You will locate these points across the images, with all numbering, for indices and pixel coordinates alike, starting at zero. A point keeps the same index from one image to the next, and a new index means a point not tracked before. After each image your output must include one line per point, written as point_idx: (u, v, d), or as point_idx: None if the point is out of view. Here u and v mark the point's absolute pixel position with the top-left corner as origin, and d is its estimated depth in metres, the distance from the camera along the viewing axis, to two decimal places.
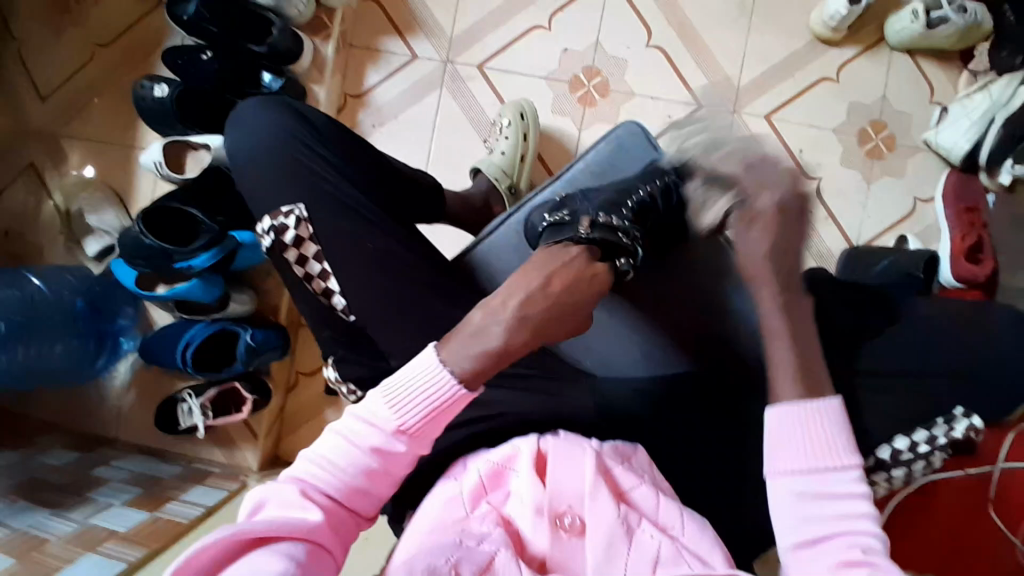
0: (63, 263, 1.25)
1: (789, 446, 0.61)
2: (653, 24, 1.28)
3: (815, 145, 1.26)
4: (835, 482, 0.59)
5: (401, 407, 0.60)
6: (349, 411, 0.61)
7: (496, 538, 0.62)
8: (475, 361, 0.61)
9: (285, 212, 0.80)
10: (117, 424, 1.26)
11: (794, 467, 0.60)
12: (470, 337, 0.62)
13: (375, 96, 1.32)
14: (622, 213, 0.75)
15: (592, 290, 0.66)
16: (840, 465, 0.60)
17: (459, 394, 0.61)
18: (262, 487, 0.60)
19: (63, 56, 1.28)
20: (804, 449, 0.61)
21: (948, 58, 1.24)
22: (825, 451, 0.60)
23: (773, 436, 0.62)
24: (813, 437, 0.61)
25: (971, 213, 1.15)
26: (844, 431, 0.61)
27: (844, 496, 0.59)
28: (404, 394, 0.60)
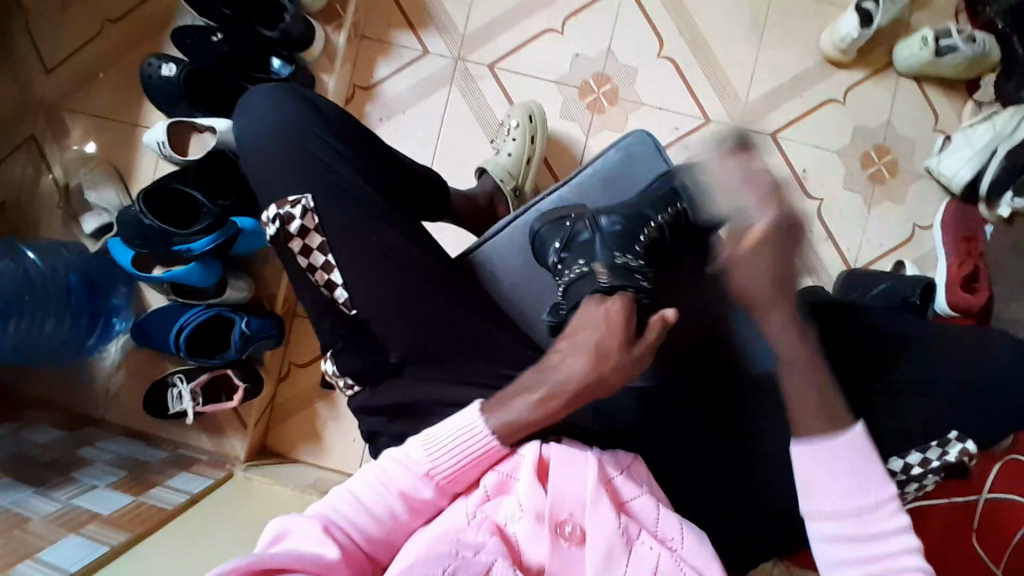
0: (58, 238, 1.23)
1: (825, 488, 0.62)
2: (666, 35, 1.28)
3: (819, 166, 1.27)
4: (874, 518, 0.61)
5: (436, 453, 0.68)
6: (388, 455, 0.69)
7: (494, 548, 0.62)
8: (510, 421, 0.68)
9: (292, 202, 0.79)
10: (104, 404, 1.24)
11: (829, 510, 0.62)
12: (509, 401, 0.69)
13: (383, 89, 1.31)
14: (635, 252, 0.78)
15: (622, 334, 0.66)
16: (877, 502, 0.62)
17: (492, 448, 0.68)
18: (283, 518, 0.63)
19: (71, 30, 1.26)
20: (840, 488, 0.62)
21: (954, 87, 1.25)
22: (862, 490, 0.62)
23: (805, 481, 0.63)
24: (848, 478, 0.62)
25: (969, 242, 1.16)
26: (874, 467, 0.62)
27: (885, 535, 0.61)
28: (442, 440, 0.69)
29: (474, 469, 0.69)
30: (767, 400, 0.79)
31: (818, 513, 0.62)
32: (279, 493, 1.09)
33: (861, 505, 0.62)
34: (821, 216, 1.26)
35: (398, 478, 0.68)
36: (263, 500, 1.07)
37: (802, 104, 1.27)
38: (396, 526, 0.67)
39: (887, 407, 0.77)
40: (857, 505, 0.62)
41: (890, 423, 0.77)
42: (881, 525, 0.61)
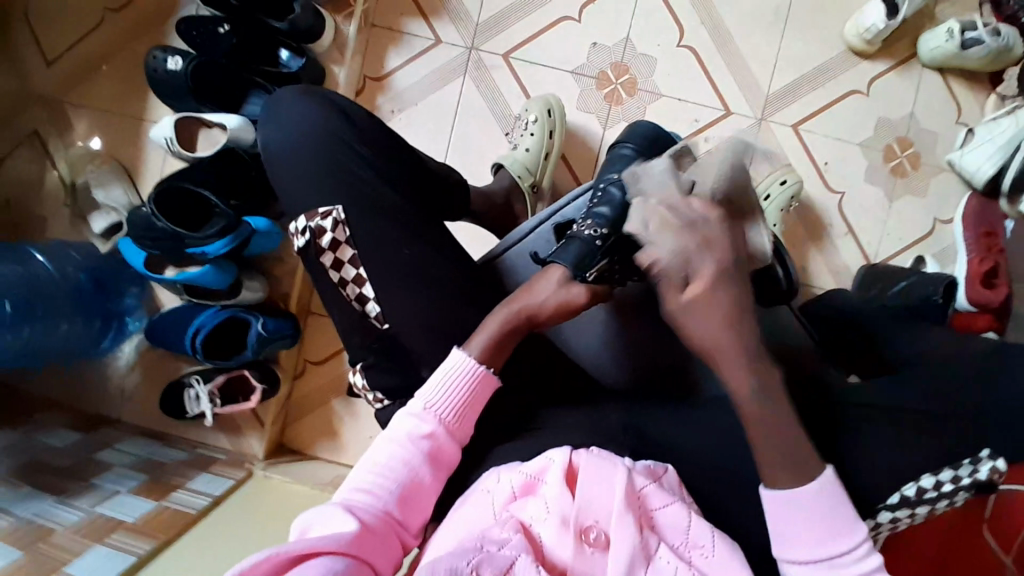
0: (68, 238, 1.20)
1: (794, 531, 0.63)
2: (686, 24, 1.25)
3: (841, 158, 1.25)
4: (845, 564, 0.62)
5: (432, 395, 0.72)
6: (399, 412, 0.73)
7: (518, 544, 0.62)
8: (481, 351, 0.74)
9: (323, 213, 0.77)
10: (120, 403, 1.23)
11: (806, 552, 0.62)
12: (478, 332, 0.76)
13: (395, 80, 1.27)
14: (605, 212, 0.78)
15: (553, 297, 0.77)
16: (847, 546, 0.62)
17: (475, 376, 0.73)
18: (308, 513, 0.66)
19: (69, 16, 1.21)
20: (807, 529, 0.63)
21: (978, 78, 1.22)
22: (829, 534, 0.62)
23: (777, 523, 0.64)
24: (815, 526, 0.63)
25: (988, 238, 1.15)
26: (843, 511, 0.63)
27: None
28: (431, 385, 0.73)
29: (473, 406, 0.74)
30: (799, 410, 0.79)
31: (789, 557, 0.63)
32: (300, 492, 1.09)
33: (828, 551, 0.62)
34: (842, 211, 1.25)
35: (404, 430, 0.71)
36: (282, 501, 1.06)
37: (826, 95, 1.24)
38: (419, 481, 0.69)
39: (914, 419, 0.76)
40: (822, 550, 0.62)
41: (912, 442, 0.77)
42: (850, 568, 0.62)
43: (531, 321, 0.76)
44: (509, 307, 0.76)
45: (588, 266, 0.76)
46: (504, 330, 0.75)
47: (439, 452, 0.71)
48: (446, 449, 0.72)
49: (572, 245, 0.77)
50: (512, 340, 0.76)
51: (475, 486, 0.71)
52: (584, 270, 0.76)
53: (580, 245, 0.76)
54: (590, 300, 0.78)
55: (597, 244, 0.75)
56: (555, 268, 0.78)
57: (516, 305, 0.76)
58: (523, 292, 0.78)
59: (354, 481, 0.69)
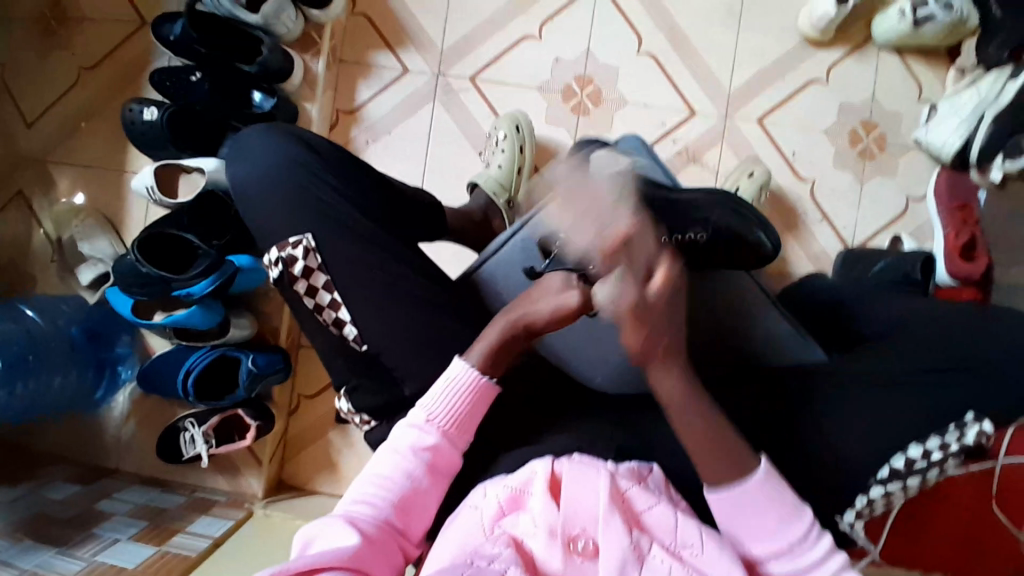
0: (58, 292, 1.23)
1: (741, 527, 0.67)
2: (643, 31, 1.28)
3: (808, 146, 1.27)
4: (796, 544, 0.66)
5: (432, 406, 0.73)
6: (400, 424, 0.73)
7: (509, 558, 0.62)
8: (482, 358, 0.74)
9: (293, 242, 0.80)
10: (118, 452, 1.23)
11: (755, 541, 0.66)
12: (478, 340, 0.76)
13: (367, 111, 1.30)
14: None
15: (554, 305, 0.75)
16: (795, 530, 0.66)
17: (478, 383, 0.73)
18: (310, 524, 0.67)
19: (48, 79, 1.26)
20: (755, 522, 0.66)
21: (935, 57, 1.25)
22: (776, 524, 0.66)
23: (724, 518, 0.68)
24: (762, 517, 0.66)
25: (963, 211, 1.16)
26: (784, 500, 0.66)
27: (813, 556, 0.66)
28: (432, 396, 0.73)
29: (474, 415, 0.74)
30: (781, 391, 0.79)
31: (747, 551, 0.67)
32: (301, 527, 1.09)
33: (779, 543, 0.66)
34: (815, 199, 1.26)
35: (405, 442, 0.71)
36: (284, 537, 1.06)
37: (787, 86, 1.27)
38: (420, 490, 0.70)
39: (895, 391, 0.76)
40: (771, 539, 0.66)
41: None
42: (803, 550, 0.66)
43: (531, 329, 0.76)
44: (503, 320, 0.76)
45: None
46: (506, 337, 0.75)
47: (440, 461, 0.72)
48: (447, 457, 0.72)
49: (571, 250, 0.78)
50: (514, 347, 0.75)
51: (463, 503, 0.70)
52: None
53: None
54: (589, 307, 0.75)
55: None
56: (559, 272, 0.77)
57: (511, 315, 0.76)
58: (517, 303, 0.77)
59: (357, 492, 0.69)
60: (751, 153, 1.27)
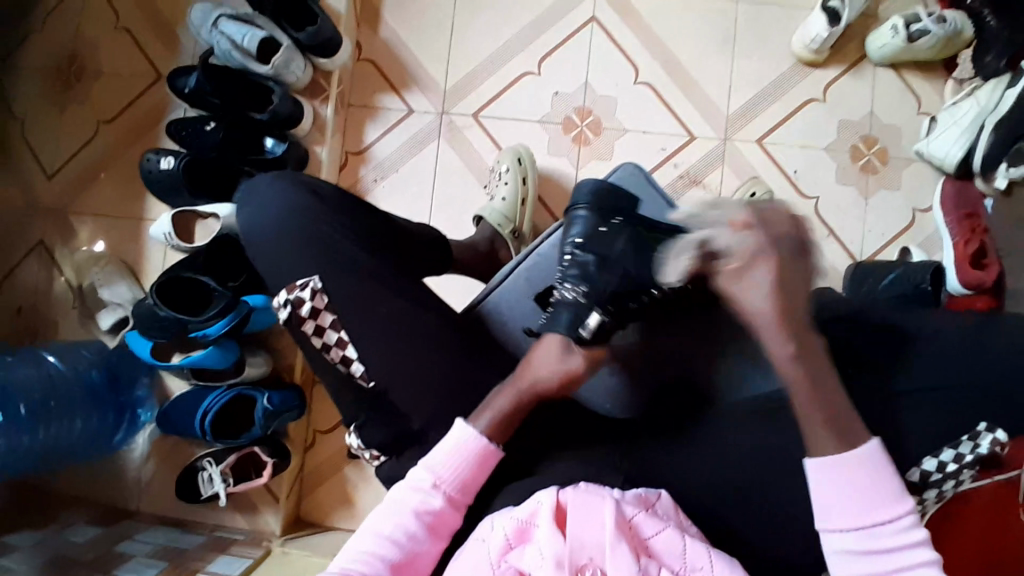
0: (80, 338, 1.26)
1: (837, 500, 0.64)
2: (639, 61, 1.32)
3: (809, 164, 1.28)
4: (891, 531, 0.63)
5: (435, 467, 0.73)
6: (401, 485, 0.73)
7: None
8: (489, 426, 0.74)
9: (301, 285, 0.82)
10: (138, 495, 1.25)
11: (847, 524, 0.64)
12: (483, 408, 0.76)
13: (374, 152, 1.34)
14: (578, 273, 0.82)
15: (555, 375, 0.77)
16: (893, 516, 0.63)
17: (484, 448, 0.74)
18: None
19: (67, 134, 1.33)
20: (850, 499, 0.64)
21: (932, 69, 1.26)
22: (875, 502, 0.63)
23: (820, 491, 0.65)
24: (867, 489, 0.64)
25: (971, 219, 1.15)
26: (891, 478, 0.64)
27: (906, 548, 0.63)
28: (437, 460, 0.73)
29: (479, 477, 0.74)
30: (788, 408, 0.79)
31: (833, 527, 0.65)
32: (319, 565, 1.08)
33: (874, 520, 0.63)
34: (820, 215, 1.27)
35: (408, 503, 0.72)
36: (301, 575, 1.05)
37: (783, 107, 1.29)
38: (418, 549, 0.70)
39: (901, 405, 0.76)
40: (869, 519, 0.63)
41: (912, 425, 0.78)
42: (897, 537, 0.63)
43: (537, 396, 0.77)
44: (512, 392, 0.76)
45: (582, 322, 0.78)
46: (511, 409, 0.76)
47: (441, 521, 0.72)
48: (448, 516, 0.72)
49: (562, 311, 0.80)
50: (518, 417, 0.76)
51: (469, 537, 0.70)
52: (580, 328, 0.78)
53: (569, 311, 0.80)
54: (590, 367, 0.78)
55: (581, 303, 0.80)
56: (553, 338, 0.79)
57: (519, 386, 0.76)
58: (523, 370, 0.78)
59: (357, 548, 0.69)
60: (753, 173, 1.28)
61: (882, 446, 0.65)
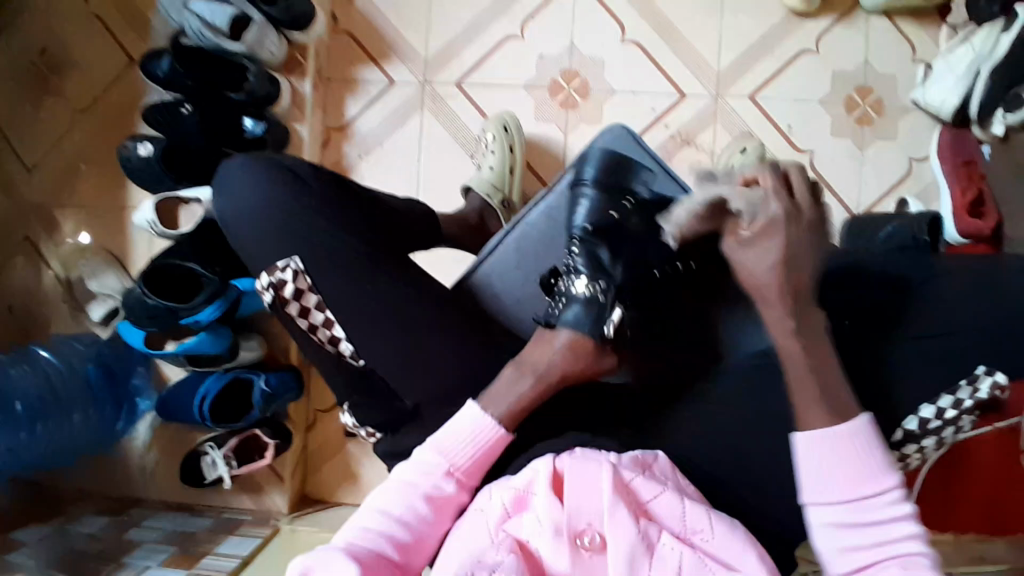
0: (72, 330, 1.26)
1: (825, 475, 0.63)
2: (625, 20, 1.27)
3: (804, 118, 1.25)
4: (876, 507, 0.62)
5: (448, 449, 0.71)
6: (408, 464, 0.71)
7: (514, 560, 0.61)
8: (508, 413, 0.72)
9: (282, 267, 0.80)
10: (144, 482, 1.26)
11: (833, 499, 0.63)
12: (501, 391, 0.72)
13: (357, 127, 1.31)
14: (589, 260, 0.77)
15: (579, 368, 0.73)
16: (880, 490, 0.62)
17: (498, 435, 0.71)
18: (303, 555, 0.63)
19: (43, 124, 1.30)
20: (840, 475, 0.62)
21: (928, 13, 1.22)
22: (863, 477, 0.62)
23: (807, 466, 0.64)
24: (852, 463, 0.62)
25: (968, 166, 1.13)
26: (878, 453, 0.62)
27: (890, 524, 0.61)
28: (450, 440, 0.71)
29: (488, 464, 0.72)
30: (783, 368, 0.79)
31: (820, 499, 0.63)
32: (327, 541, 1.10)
33: (861, 494, 0.62)
34: (815, 170, 1.24)
35: (415, 480, 0.70)
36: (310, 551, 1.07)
37: (775, 61, 1.25)
38: (423, 526, 0.68)
39: None
40: (856, 494, 0.62)
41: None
42: (883, 512, 0.62)
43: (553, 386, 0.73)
44: (528, 379, 0.72)
45: (603, 318, 0.74)
46: (531, 400, 0.72)
47: (448, 502, 0.70)
48: (456, 496, 0.70)
49: (574, 307, 0.74)
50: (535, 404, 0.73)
51: (468, 510, 0.69)
52: (601, 325, 0.73)
53: (584, 307, 0.74)
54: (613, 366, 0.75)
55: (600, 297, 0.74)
56: (570, 332, 0.73)
57: (536, 376, 0.72)
58: (534, 359, 0.73)
59: (359, 523, 0.67)
60: (745, 130, 1.25)
61: (873, 421, 0.63)
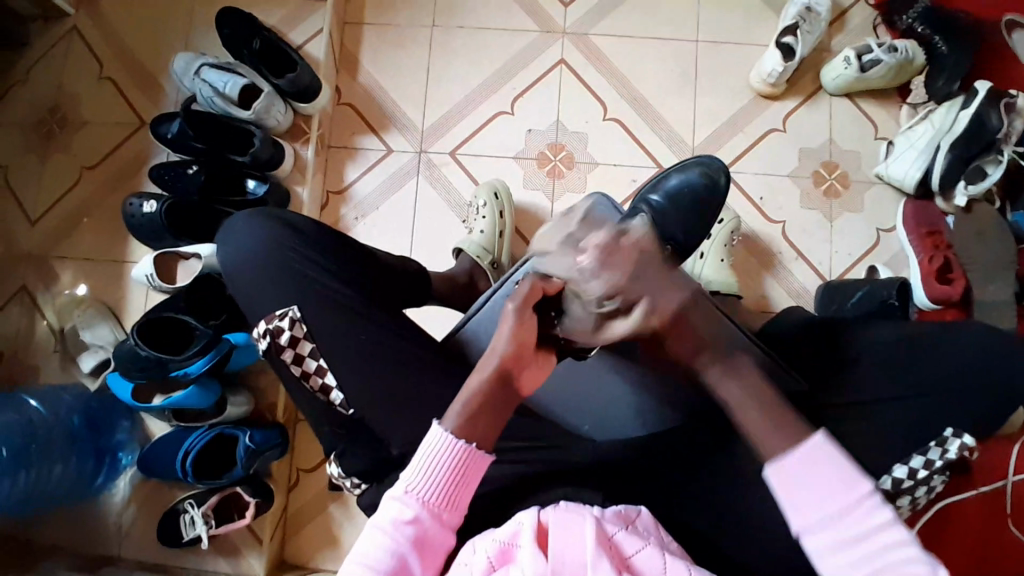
0: (58, 381, 1.26)
1: (804, 501, 0.65)
2: (608, 99, 1.38)
3: (774, 190, 1.33)
4: (856, 517, 0.63)
5: (414, 477, 0.70)
6: (384, 500, 0.70)
7: None
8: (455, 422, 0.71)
9: (280, 315, 0.84)
10: (119, 540, 1.21)
11: (818, 517, 0.64)
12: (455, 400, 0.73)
13: (355, 190, 1.38)
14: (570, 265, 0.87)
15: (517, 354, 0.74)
16: (856, 499, 0.63)
17: (455, 450, 0.70)
18: None
19: (50, 183, 1.35)
20: (820, 493, 0.64)
21: (885, 97, 1.33)
22: (836, 488, 0.64)
23: (787, 493, 0.65)
24: (825, 477, 0.64)
25: (932, 236, 1.21)
26: (845, 465, 0.64)
27: (875, 530, 0.62)
28: (411, 470, 0.70)
29: (461, 490, 0.71)
30: None
31: (808, 524, 0.64)
32: None
33: (839, 506, 0.63)
34: (788, 238, 1.31)
35: (387, 518, 0.69)
36: None
37: (747, 137, 1.34)
38: (408, 568, 0.68)
39: (867, 419, 0.80)
40: (836, 507, 0.63)
41: (880, 429, 0.80)
42: (864, 520, 0.63)
43: (512, 373, 0.74)
44: (483, 376, 0.73)
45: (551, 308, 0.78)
46: (475, 402, 0.72)
47: (428, 539, 0.69)
48: (436, 536, 0.69)
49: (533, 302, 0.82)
50: (478, 403, 0.72)
51: (454, 566, 0.69)
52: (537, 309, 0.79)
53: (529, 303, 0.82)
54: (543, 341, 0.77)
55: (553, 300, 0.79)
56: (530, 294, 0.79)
57: (480, 371, 0.74)
58: (487, 355, 0.75)
59: (348, 570, 0.67)
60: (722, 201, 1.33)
61: (829, 437, 0.66)
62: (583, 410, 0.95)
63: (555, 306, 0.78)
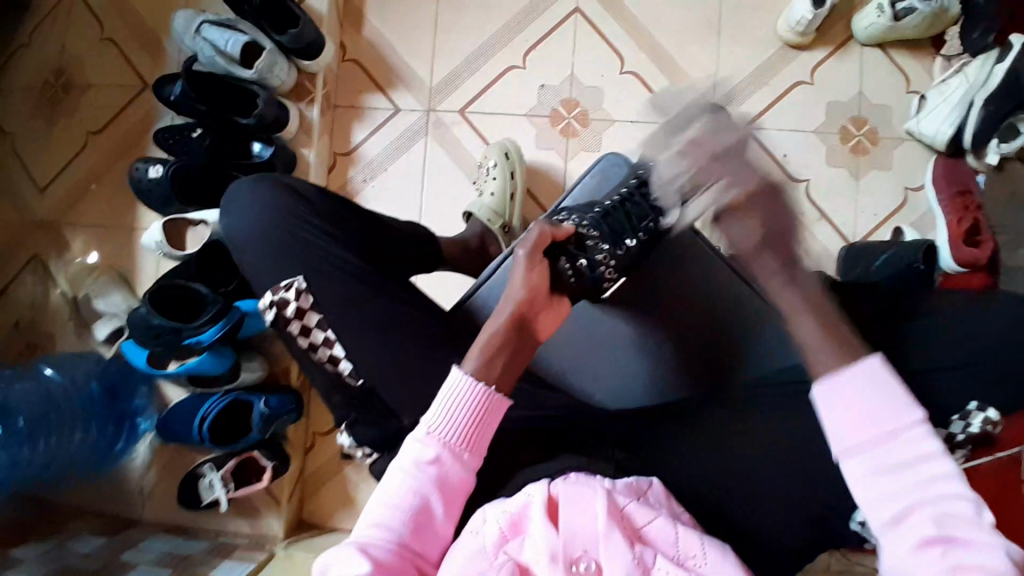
0: (75, 348, 1.27)
1: (845, 422, 0.60)
2: (625, 52, 1.31)
3: (798, 147, 1.27)
4: (902, 441, 0.58)
5: (437, 417, 0.70)
6: (407, 442, 0.70)
7: None
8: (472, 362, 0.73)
9: (286, 285, 0.82)
10: (142, 502, 1.25)
11: (860, 441, 0.59)
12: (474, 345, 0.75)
13: (363, 152, 1.34)
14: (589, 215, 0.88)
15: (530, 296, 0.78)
16: (903, 424, 0.58)
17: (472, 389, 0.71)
18: (324, 555, 0.65)
19: (55, 148, 1.33)
20: (862, 419, 0.59)
21: (920, 46, 1.25)
22: (884, 414, 0.59)
23: (830, 416, 0.61)
24: (871, 400, 0.60)
25: (964, 196, 1.15)
26: (894, 388, 0.59)
27: (921, 462, 0.57)
28: (433, 411, 0.70)
29: (483, 430, 0.71)
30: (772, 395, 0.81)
31: (846, 448, 0.59)
32: None
33: (883, 430, 0.58)
34: (812, 198, 1.26)
35: (409, 461, 0.68)
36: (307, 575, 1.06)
37: (772, 91, 1.28)
38: (430, 508, 0.67)
39: None
40: (881, 431, 0.58)
41: None
42: (911, 446, 0.58)
43: (528, 315, 0.78)
44: (501, 316, 0.76)
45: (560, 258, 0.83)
46: (491, 341, 0.74)
47: (446, 478, 0.68)
48: (456, 478, 0.69)
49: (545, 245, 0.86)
50: (495, 343, 0.74)
51: (464, 528, 0.69)
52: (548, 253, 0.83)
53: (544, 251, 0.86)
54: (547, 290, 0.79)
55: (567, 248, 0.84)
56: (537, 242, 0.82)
57: (495, 316, 0.77)
58: (502, 302, 0.78)
59: (368, 517, 0.67)
60: None
61: (884, 360, 0.61)
62: (594, 379, 0.94)
63: (565, 252, 0.83)
